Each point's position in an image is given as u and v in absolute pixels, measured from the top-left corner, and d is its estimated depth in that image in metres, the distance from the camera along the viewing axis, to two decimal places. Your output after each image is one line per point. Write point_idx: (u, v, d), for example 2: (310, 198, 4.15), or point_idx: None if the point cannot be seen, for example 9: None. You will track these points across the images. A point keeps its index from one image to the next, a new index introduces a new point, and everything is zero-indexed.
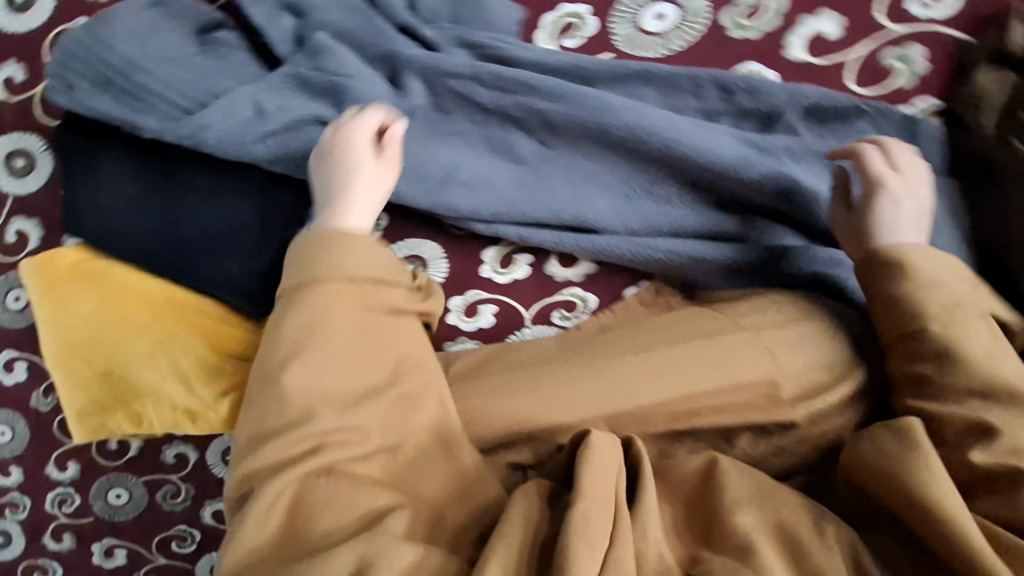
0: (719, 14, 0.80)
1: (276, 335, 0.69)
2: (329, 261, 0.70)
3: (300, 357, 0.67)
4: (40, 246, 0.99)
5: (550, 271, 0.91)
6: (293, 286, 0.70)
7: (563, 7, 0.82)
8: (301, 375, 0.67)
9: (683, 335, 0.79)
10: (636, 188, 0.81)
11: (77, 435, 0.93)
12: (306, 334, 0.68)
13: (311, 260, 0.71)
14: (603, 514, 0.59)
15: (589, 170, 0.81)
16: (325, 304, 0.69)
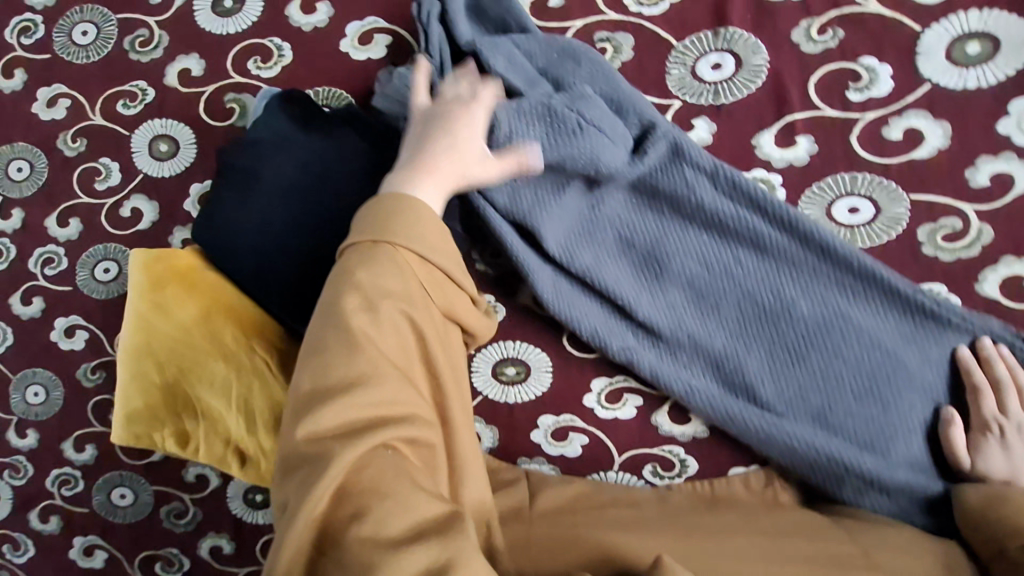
0: (916, 226, 0.75)
1: (342, 286, 0.60)
2: (402, 224, 0.62)
3: (370, 311, 0.59)
4: (151, 229, 0.99)
5: (657, 421, 0.83)
6: (363, 260, 0.61)
7: (755, 170, 0.78)
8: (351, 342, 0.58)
9: (799, 553, 0.66)
10: (787, 365, 0.76)
11: (118, 435, 0.87)
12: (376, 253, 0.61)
13: (384, 219, 0.63)
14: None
15: (744, 331, 0.76)
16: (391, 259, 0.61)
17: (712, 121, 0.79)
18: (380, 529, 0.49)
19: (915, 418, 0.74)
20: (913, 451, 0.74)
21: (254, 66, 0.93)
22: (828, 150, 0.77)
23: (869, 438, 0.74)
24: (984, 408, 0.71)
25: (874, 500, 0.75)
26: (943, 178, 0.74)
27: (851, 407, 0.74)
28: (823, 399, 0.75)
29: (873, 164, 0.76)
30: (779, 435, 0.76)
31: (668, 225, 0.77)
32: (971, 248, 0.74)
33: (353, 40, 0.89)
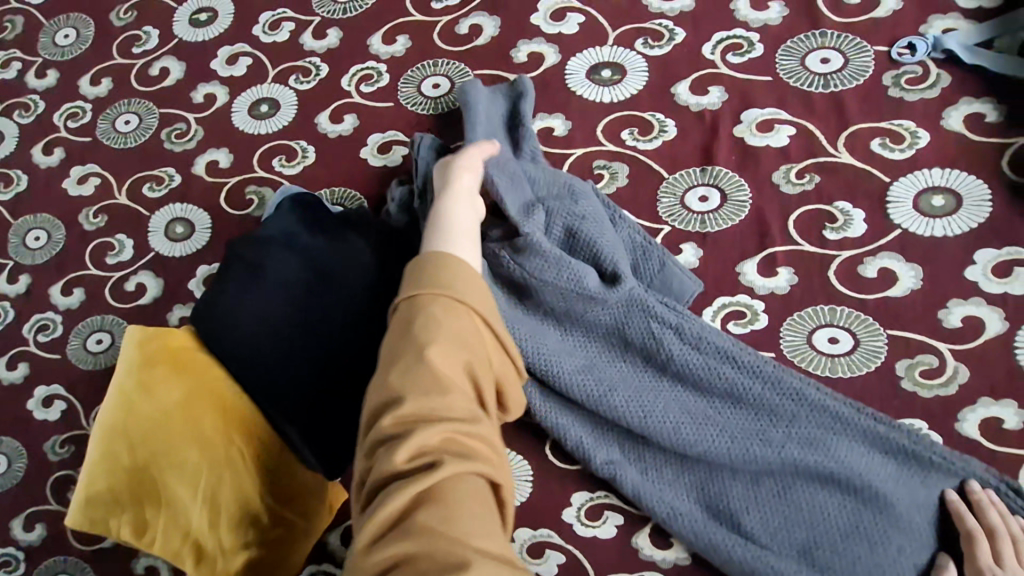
0: (895, 360, 0.77)
1: (419, 314, 0.63)
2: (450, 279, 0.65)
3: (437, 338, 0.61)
4: (153, 304, 1.01)
5: (637, 544, 0.79)
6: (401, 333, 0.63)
7: (738, 295, 0.82)
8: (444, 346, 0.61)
9: None
10: (774, 494, 0.74)
11: (73, 519, 0.83)
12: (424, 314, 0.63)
13: (440, 274, 0.66)
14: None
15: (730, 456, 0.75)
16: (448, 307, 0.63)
17: (699, 247, 0.84)
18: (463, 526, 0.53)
19: (906, 563, 0.70)
20: None
21: (278, 163, 1.01)
22: (808, 282, 0.81)
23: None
24: (977, 556, 0.68)
25: None
26: (918, 317, 0.78)
27: (837, 543, 0.71)
28: (809, 534, 0.72)
29: (851, 298, 0.79)
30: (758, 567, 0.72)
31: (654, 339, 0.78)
32: (948, 386, 0.76)
33: (373, 149, 0.97)
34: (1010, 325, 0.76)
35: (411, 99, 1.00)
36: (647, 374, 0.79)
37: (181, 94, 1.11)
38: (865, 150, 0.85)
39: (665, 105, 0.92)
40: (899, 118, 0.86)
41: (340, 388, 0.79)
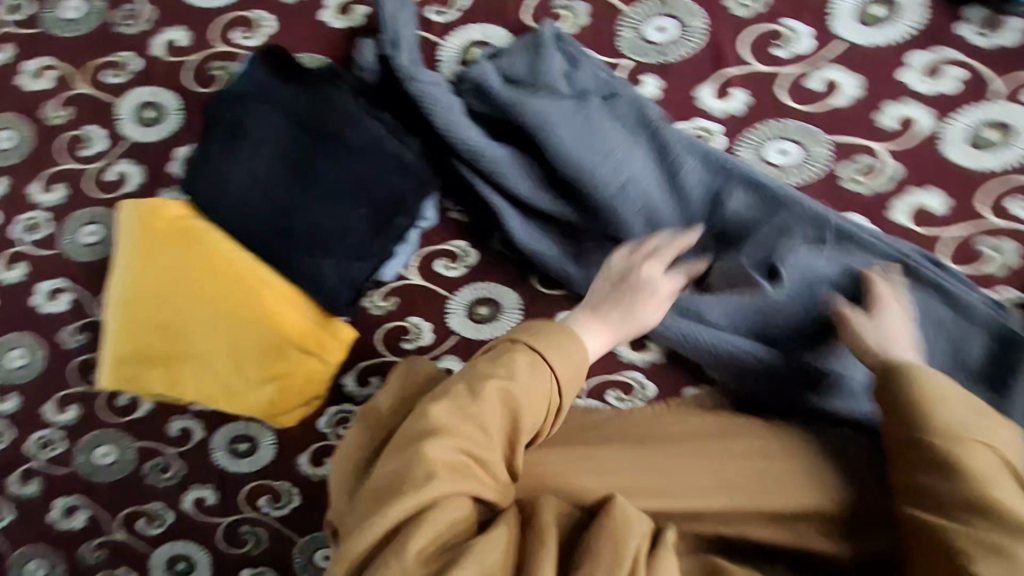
0: (837, 165, 0.85)
1: (505, 363, 0.65)
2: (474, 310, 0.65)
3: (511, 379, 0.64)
4: (137, 190, 1.03)
5: (617, 350, 0.91)
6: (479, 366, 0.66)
7: (697, 120, 0.88)
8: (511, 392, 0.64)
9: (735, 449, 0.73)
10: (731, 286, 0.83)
11: (106, 380, 0.91)
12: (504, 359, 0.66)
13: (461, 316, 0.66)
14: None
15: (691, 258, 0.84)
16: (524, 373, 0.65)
17: (659, 78, 0.89)
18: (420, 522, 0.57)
19: None
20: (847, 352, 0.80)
21: (239, 36, 1.00)
22: (760, 100, 0.87)
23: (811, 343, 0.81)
24: (897, 308, 0.81)
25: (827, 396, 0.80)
26: (857, 122, 0.85)
27: (788, 321, 0.82)
28: (762, 315, 0.82)
29: (798, 112, 0.86)
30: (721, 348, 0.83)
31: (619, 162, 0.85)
32: (883, 182, 0.85)
33: (334, 11, 0.97)
34: (938, 121, 0.84)
35: None
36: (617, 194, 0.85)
37: None
38: None
39: None
40: None
41: (330, 230, 0.82)
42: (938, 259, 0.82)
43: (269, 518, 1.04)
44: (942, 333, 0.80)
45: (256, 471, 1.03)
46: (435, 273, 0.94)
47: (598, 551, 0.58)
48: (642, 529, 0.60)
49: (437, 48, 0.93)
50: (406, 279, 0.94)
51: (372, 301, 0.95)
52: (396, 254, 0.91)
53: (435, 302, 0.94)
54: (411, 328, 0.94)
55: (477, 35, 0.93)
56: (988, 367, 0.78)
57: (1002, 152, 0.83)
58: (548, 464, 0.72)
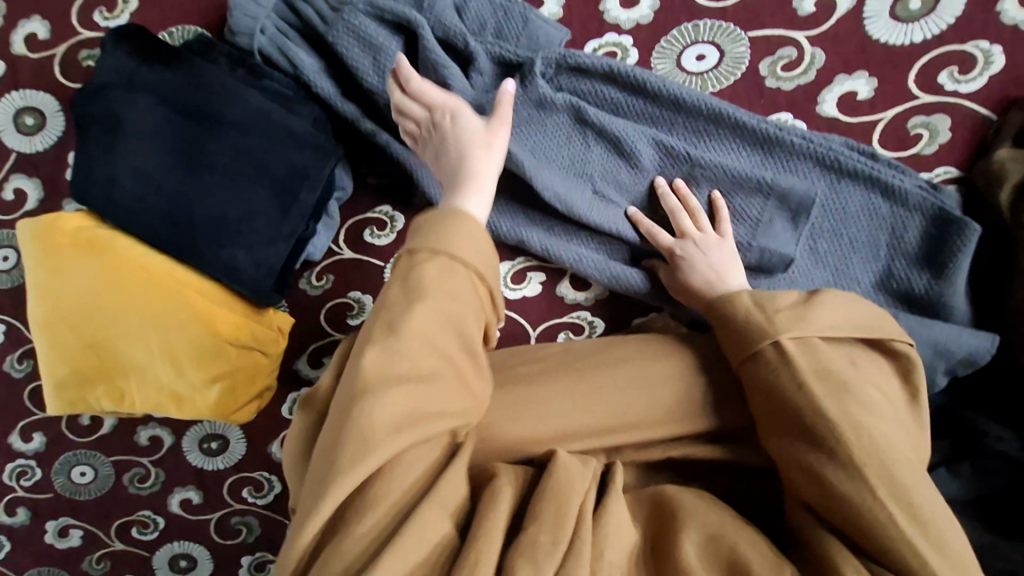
0: (758, 62, 0.80)
1: (412, 278, 0.62)
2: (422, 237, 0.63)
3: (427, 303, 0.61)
4: (38, 206, 0.97)
5: (561, 292, 0.90)
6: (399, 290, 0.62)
7: (607, 36, 0.82)
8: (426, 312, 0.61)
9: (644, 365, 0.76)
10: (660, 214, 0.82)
11: (53, 405, 0.89)
12: (413, 274, 0.62)
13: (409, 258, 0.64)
14: (550, 539, 0.56)
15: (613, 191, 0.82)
16: (437, 281, 0.61)
17: None
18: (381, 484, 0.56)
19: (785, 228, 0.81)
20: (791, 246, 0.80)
21: (102, 18, 0.90)
22: (669, 3, 0.80)
23: (755, 245, 0.80)
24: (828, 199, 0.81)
25: (777, 289, 0.82)
26: (774, 11, 0.79)
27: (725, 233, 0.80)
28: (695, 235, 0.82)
29: (711, 10, 0.80)
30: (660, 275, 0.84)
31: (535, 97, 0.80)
32: (807, 74, 0.80)
33: None
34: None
35: None
36: (537, 132, 0.81)
37: None
38: None
39: None
40: None
41: (235, 219, 0.78)
42: (869, 149, 0.80)
43: (258, 505, 1.07)
44: (872, 216, 0.80)
45: (233, 466, 1.04)
46: (365, 244, 0.90)
47: (541, 509, 0.59)
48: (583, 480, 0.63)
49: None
50: (337, 254, 0.91)
51: (306, 281, 0.93)
52: (319, 232, 0.88)
53: (370, 273, 0.91)
54: (353, 304, 0.92)
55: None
56: (925, 242, 0.79)
57: (930, 22, 0.77)
58: (492, 414, 0.74)
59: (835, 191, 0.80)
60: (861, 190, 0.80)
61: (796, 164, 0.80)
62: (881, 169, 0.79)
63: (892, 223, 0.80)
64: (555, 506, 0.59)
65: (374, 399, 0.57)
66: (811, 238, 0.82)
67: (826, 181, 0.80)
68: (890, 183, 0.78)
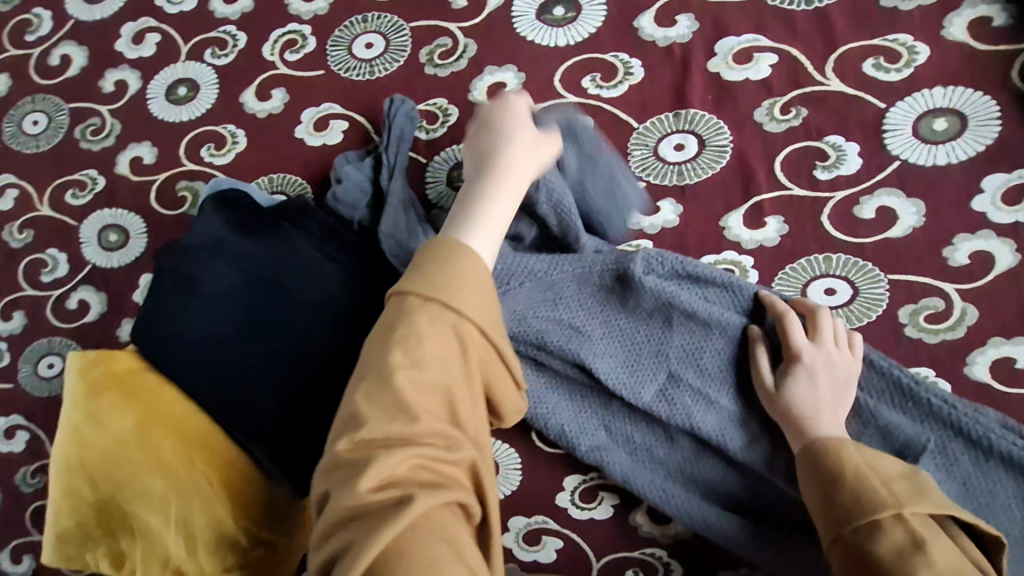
0: (897, 307, 0.71)
1: (405, 328, 0.54)
2: (450, 274, 0.56)
3: (415, 365, 0.53)
4: (98, 321, 0.93)
5: (634, 521, 0.77)
6: (381, 340, 0.55)
7: (725, 253, 0.75)
8: (416, 373, 0.52)
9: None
10: (777, 467, 0.69)
11: (48, 556, 0.79)
12: (407, 323, 0.54)
13: (437, 271, 0.56)
14: None
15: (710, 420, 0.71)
16: (431, 330, 0.54)
17: (678, 203, 0.76)
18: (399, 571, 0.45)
19: None
20: None
21: (207, 153, 0.90)
22: (799, 230, 0.73)
23: None
24: (971, 476, 0.67)
25: None
26: (920, 256, 0.71)
27: None
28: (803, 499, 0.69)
29: (846, 244, 0.72)
30: (754, 536, 0.71)
31: (638, 308, 0.72)
32: (955, 329, 0.70)
33: (308, 126, 0.87)
34: (1023, 257, 0.69)
35: (343, 64, 0.88)
36: (634, 345, 0.73)
37: (90, 82, 0.97)
38: (854, 74, 0.75)
39: (629, 43, 0.81)
40: (893, 31, 0.75)
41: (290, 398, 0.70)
42: None
43: None
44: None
45: None
46: None
47: None
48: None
49: (423, 170, 0.82)
50: None
51: None
52: None
53: None
54: None
55: None
56: None
57: None
58: None
59: (982, 472, 0.67)
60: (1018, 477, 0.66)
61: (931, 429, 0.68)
62: None
63: None
64: None
65: (376, 465, 0.49)
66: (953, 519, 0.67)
67: (971, 457, 0.67)
68: None
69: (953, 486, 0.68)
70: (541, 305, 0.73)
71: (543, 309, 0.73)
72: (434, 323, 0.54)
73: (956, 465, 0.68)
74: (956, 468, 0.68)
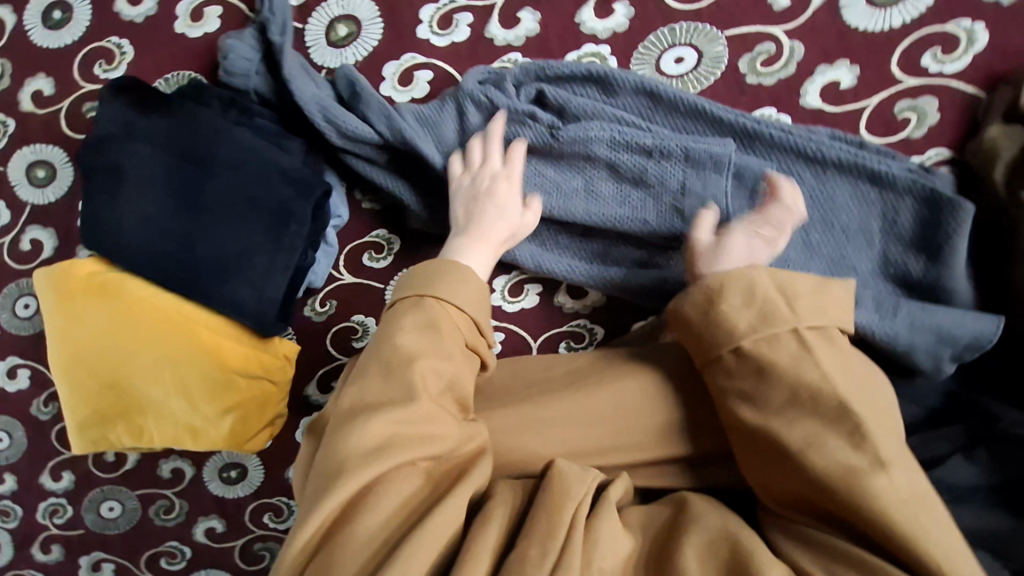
0: (737, 60, 0.81)
1: (391, 324, 0.66)
2: (442, 280, 0.68)
3: (406, 340, 0.64)
4: (54, 254, 1.01)
5: (558, 301, 0.90)
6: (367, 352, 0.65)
7: (585, 47, 0.83)
8: (409, 342, 0.64)
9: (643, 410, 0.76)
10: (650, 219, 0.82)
11: (78, 445, 0.93)
12: (402, 321, 0.66)
13: (418, 279, 0.70)
14: (539, 551, 0.53)
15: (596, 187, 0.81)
16: (426, 324, 0.66)
17: (535, 10, 0.83)
18: (386, 484, 0.55)
19: None
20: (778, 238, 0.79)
21: (102, 70, 0.94)
22: (645, 9, 0.81)
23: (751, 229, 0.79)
24: (812, 187, 0.79)
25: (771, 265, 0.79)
26: (748, 9, 0.80)
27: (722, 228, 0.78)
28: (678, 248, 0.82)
29: (685, 14, 0.81)
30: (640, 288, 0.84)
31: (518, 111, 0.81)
32: (787, 67, 0.80)
33: (186, 20, 0.91)
34: None
35: None
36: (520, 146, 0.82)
37: None
38: None
39: None
40: None
41: (232, 254, 0.81)
42: (858, 139, 0.79)
43: (279, 530, 1.08)
44: (860, 201, 0.79)
45: (252, 493, 1.06)
46: (364, 266, 0.92)
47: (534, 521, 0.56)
48: (583, 487, 0.60)
49: (302, 35, 0.87)
50: (337, 279, 0.93)
51: (310, 308, 0.95)
52: (318, 259, 0.90)
53: (374, 297, 0.93)
54: (358, 326, 0.94)
55: (337, 10, 0.86)
56: (925, 230, 0.77)
57: (907, 5, 0.77)
58: None
59: (820, 177, 0.79)
60: (850, 178, 0.78)
61: (777, 154, 0.79)
62: (869, 158, 0.77)
63: (885, 209, 0.78)
64: (547, 512, 0.56)
65: (363, 421, 0.58)
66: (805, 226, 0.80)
67: (810, 171, 0.79)
68: (878, 166, 0.77)
69: (801, 198, 0.80)
70: (430, 126, 0.83)
71: (432, 130, 0.83)
72: (425, 320, 0.66)
73: (800, 182, 0.79)
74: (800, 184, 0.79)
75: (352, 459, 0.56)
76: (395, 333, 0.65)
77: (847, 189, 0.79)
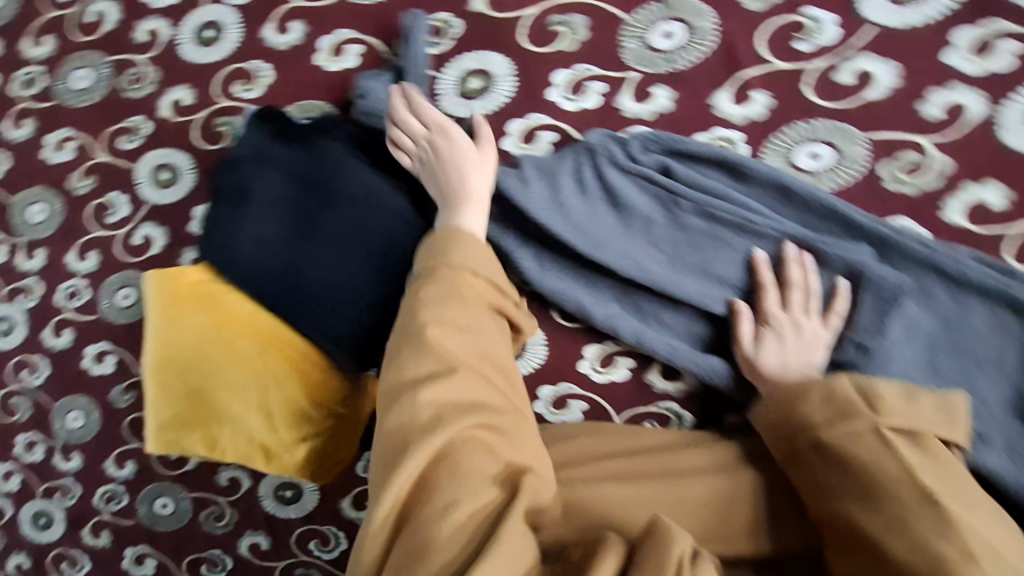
0: (877, 164, 0.78)
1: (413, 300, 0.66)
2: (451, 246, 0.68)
3: (443, 321, 0.63)
4: (161, 253, 1.05)
5: (649, 380, 0.87)
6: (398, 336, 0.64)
7: (717, 130, 0.82)
8: (443, 319, 0.63)
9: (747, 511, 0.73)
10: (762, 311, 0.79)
11: (153, 444, 0.95)
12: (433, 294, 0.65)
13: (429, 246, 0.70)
14: None
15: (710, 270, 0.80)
16: (443, 290, 0.65)
17: (670, 88, 0.83)
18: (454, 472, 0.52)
19: (898, 332, 0.75)
20: (902, 351, 0.75)
21: (239, 89, 0.99)
22: (785, 101, 0.80)
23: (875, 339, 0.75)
24: (947, 306, 0.75)
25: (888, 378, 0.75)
26: (896, 114, 0.77)
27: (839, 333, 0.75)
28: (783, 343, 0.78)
29: (828, 111, 0.79)
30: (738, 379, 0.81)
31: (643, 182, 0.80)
32: (932, 179, 0.77)
33: (327, 54, 0.95)
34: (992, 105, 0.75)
35: None
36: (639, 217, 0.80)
37: (124, 37, 1.07)
38: None
39: None
40: None
41: (339, 286, 0.83)
42: (1003, 264, 0.74)
43: (323, 559, 1.07)
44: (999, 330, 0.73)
45: (304, 516, 1.06)
46: None
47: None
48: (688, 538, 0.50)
49: (434, 82, 0.89)
50: None
51: None
52: None
53: None
54: None
55: (473, 63, 0.88)
56: None
57: None
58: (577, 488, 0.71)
59: (957, 297, 0.74)
60: (991, 303, 0.73)
61: (911, 266, 0.75)
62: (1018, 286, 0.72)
63: None
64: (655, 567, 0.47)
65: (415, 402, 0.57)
66: (931, 344, 0.75)
67: (946, 290, 0.75)
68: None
69: (933, 315, 0.75)
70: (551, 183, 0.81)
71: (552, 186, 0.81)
72: (436, 284, 0.66)
73: (934, 300, 0.75)
74: (932, 300, 0.75)
75: (415, 439, 0.54)
76: (425, 310, 0.64)
77: (987, 316, 0.74)
